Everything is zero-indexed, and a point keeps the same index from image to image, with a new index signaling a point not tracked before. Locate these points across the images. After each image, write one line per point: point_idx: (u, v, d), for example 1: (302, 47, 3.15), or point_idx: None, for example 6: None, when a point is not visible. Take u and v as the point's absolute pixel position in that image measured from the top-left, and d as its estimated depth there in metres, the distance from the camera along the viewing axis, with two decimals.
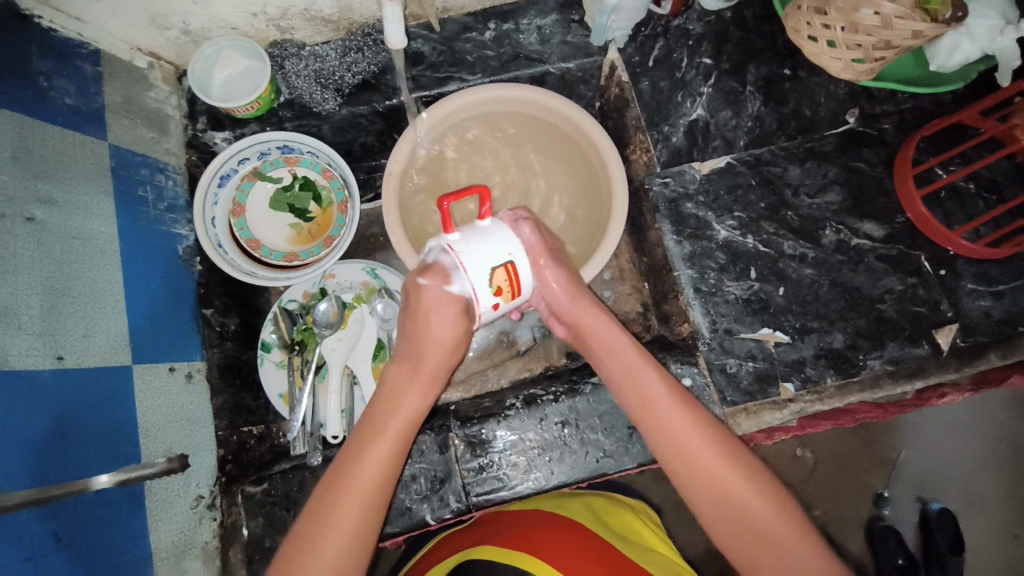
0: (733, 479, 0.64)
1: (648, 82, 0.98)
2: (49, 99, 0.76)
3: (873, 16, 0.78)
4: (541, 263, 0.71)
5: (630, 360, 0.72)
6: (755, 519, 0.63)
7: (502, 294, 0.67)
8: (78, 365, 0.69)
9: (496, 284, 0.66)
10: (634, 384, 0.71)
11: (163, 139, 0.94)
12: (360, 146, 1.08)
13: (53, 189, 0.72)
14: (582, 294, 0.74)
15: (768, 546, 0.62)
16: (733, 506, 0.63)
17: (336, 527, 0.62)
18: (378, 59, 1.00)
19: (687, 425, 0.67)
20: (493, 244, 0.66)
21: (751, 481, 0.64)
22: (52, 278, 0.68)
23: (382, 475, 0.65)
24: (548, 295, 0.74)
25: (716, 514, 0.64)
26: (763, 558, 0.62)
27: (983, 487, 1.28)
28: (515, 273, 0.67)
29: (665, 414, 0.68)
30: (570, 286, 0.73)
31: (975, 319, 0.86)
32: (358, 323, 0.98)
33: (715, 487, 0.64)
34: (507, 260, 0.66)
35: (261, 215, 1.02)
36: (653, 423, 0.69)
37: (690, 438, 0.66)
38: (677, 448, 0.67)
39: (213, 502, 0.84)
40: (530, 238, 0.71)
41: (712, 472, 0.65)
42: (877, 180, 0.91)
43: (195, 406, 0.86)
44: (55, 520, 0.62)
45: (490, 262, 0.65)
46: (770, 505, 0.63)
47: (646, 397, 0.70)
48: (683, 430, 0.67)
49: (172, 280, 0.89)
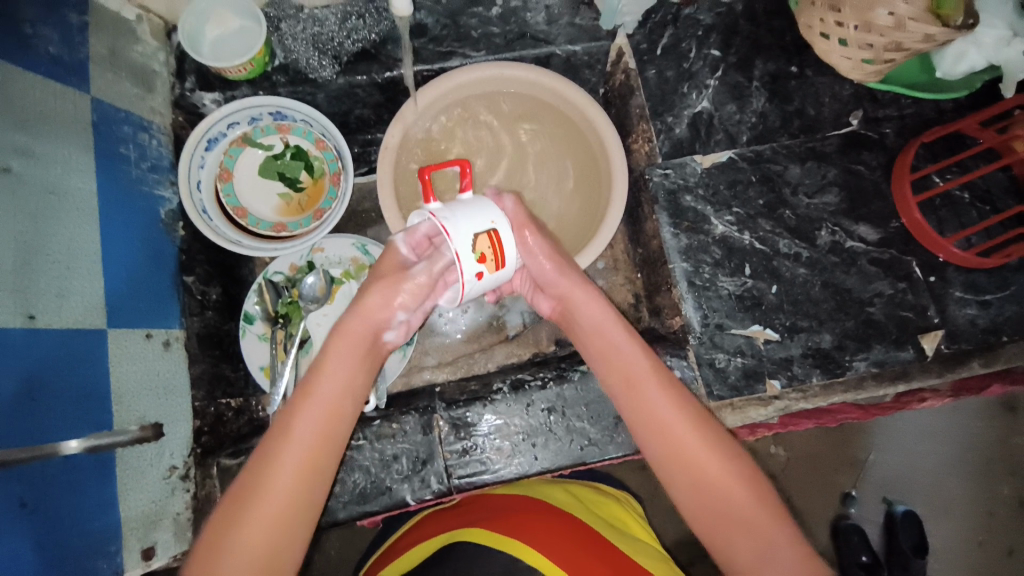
0: (711, 459, 0.64)
1: (654, 70, 0.97)
2: (32, 47, 0.72)
3: (887, 17, 0.77)
4: (525, 233, 0.68)
5: (614, 335, 0.71)
6: (729, 500, 0.63)
7: (485, 262, 0.64)
8: (50, 325, 0.66)
9: (480, 251, 0.63)
10: (617, 362, 0.70)
11: (148, 97, 0.89)
12: (355, 118, 1.06)
13: (30, 140, 0.68)
14: (569, 268, 0.72)
15: (740, 528, 0.62)
16: (707, 486, 0.64)
17: (258, 511, 0.56)
18: (379, 27, 0.95)
19: (668, 404, 0.67)
20: (477, 212, 0.64)
21: (727, 463, 0.65)
22: (26, 234, 0.65)
23: (313, 455, 0.60)
24: (534, 267, 0.71)
25: (691, 493, 0.64)
26: (735, 539, 0.62)
27: (948, 493, 1.32)
28: (499, 242, 0.64)
29: (647, 391, 0.68)
30: (557, 259, 0.71)
31: (960, 326, 0.87)
32: (345, 298, 0.96)
33: (692, 467, 0.64)
34: (490, 227, 0.64)
35: (249, 182, 0.99)
36: (633, 400, 0.68)
37: (670, 417, 0.66)
38: (656, 426, 0.67)
39: (188, 473, 0.82)
40: (513, 211, 0.68)
41: (688, 451, 0.65)
42: (874, 184, 0.92)
43: (173, 374, 0.83)
44: (21, 485, 0.59)
45: (474, 228, 0.62)
46: (744, 487, 0.63)
47: (628, 374, 0.69)
48: (665, 408, 0.67)
49: (153, 243, 0.85)
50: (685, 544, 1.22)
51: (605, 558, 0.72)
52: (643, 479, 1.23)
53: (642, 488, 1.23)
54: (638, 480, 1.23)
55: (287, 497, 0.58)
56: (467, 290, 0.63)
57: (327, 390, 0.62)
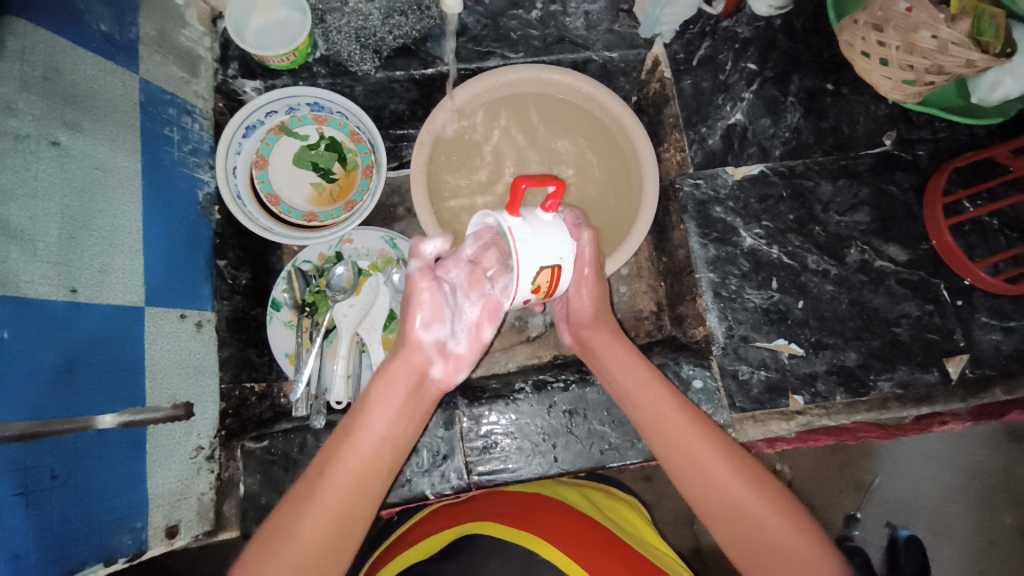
0: (743, 488, 0.64)
1: (690, 80, 0.97)
2: (85, 23, 0.73)
3: (930, 40, 0.77)
4: (584, 270, 0.75)
5: (638, 372, 0.75)
6: (764, 528, 0.62)
7: (537, 292, 0.65)
8: (90, 299, 0.67)
9: (538, 282, 0.64)
10: (642, 398, 0.73)
11: (193, 80, 0.91)
12: (389, 113, 1.07)
13: (80, 116, 0.69)
14: (604, 309, 0.79)
15: (774, 553, 0.60)
16: (743, 515, 0.63)
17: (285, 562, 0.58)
18: (423, 24, 0.97)
19: (691, 434, 0.69)
20: (553, 241, 0.63)
21: (759, 488, 0.64)
22: (72, 208, 0.66)
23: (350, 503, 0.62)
24: (576, 303, 0.79)
25: (727, 523, 0.64)
26: (774, 565, 0.60)
27: (952, 520, 1.31)
28: (558, 276, 0.66)
29: (670, 426, 0.70)
30: (597, 299, 0.78)
31: (984, 352, 0.87)
32: (372, 290, 0.96)
33: (724, 496, 0.64)
34: (556, 263, 0.64)
35: (284, 171, 1.00)
36: (661, 436, 0.70)
37: (693, 445, 0.68)
38: (683, 455, 0.68)
39: (213, 454, 0.82)
40: (586, 246, 0.74)
41: (719, 481, 0.65)
42: (906, 205, 0.91)
43: (204, 354, 0.84)
44: (53, 456, 0.60)
45: (541, 260, 0.63)
46: (776, 511, 0.63)
47: (656, 415, 0.71)
48: (689, 441, 0.68)
49: (190, 225, 0.86)
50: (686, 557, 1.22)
51: (620, 557, 0.72)
52: (646, 488, 1.23)
53: (647, 495, 1.23)
54: (641, 490, 1.23)
55: (319, 542, 0.60)
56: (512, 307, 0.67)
57: (375, 433, 0.67)
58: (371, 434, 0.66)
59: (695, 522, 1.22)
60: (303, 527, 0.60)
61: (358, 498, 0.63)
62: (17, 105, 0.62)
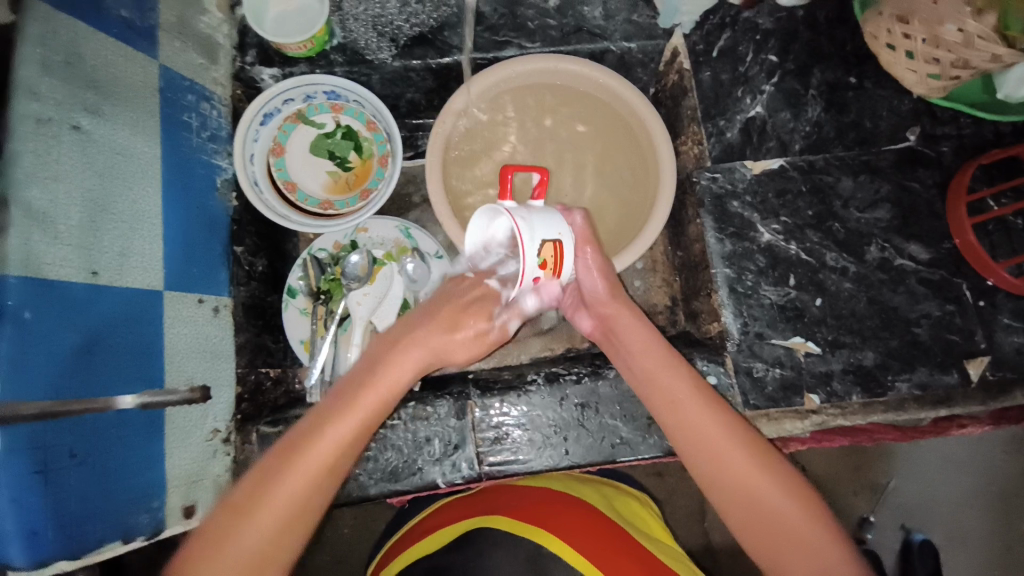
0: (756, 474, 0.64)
1: (709, 72, 0.96)
2: (106, 9, 0.74)
3: (956, 34, 0.75)
4: (586, 249, 0.74)
5: (655, 352, 0.73)
6: (774, 513, 0.63)
7: (545, 268, 0.65)
8: (110, 282, 0.68)
9: (543, 257, 0.65)
10: (657, 381, 0.71)
11: (211, 67, 0.91)
12: (405, 102, 1.07)
13: (101, 101, 0.70)
14: (615, 287, 0.77)
15: (791, 542, 0.61)
16: (756, 500, 0.64)
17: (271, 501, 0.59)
18: (439, 13, 0.96)
19: (711, 421, 0.67)
20: (548, 219, 0.66)
21: (774, 476, 0.64)
22: (92, 192, 0.67)
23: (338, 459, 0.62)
24: (587, 281, 0.76)
25: (737, 506, 0.64)
26: (783, 548, 0.62)
27: (968, 525, 1.29)
28: (562, 252, 0.67)
29: (687, 411, 0.68)
30: (608, 278, 0.76)
31: (1006, 354, 0.85)
32: (387, 279, 0.96)
33: (737, 481, 0.64)
34: (557, 237, 0.66)
35: (300, 159, 1.01)
36: (678, 422, 0.69)
37: (712, 433, 0.67)
38: (704, 444, 0.66)
39: (228, 437, 0.84)
40: (581, 225, 0.74)
41: (733, 467, 0.65)
42: (928, 203, 0.89)
43: (220, 339, 0.85)
44: (74, 437, 0.61)
45: (543, 233, 0.64)
46: (789, 497, 0.63)
47: (671, 397, 0.70)
48: (705, 425, 0.67)
49: (208, 212, 0.87)
50: (695, 553, 1.22)
51: (628, 551, 0.72)
52: (656, 483, 1.23)
53: (657, 490, 1.23)
54: (652, 485, 1.23)
55: (301, 496, 0.60)
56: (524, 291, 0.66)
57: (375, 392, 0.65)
58: (373, 396, 0.64)
59: (705, 518, 1.22)
60: (286, 484, 0.59)
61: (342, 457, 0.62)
62: (39, 88, 0.63)
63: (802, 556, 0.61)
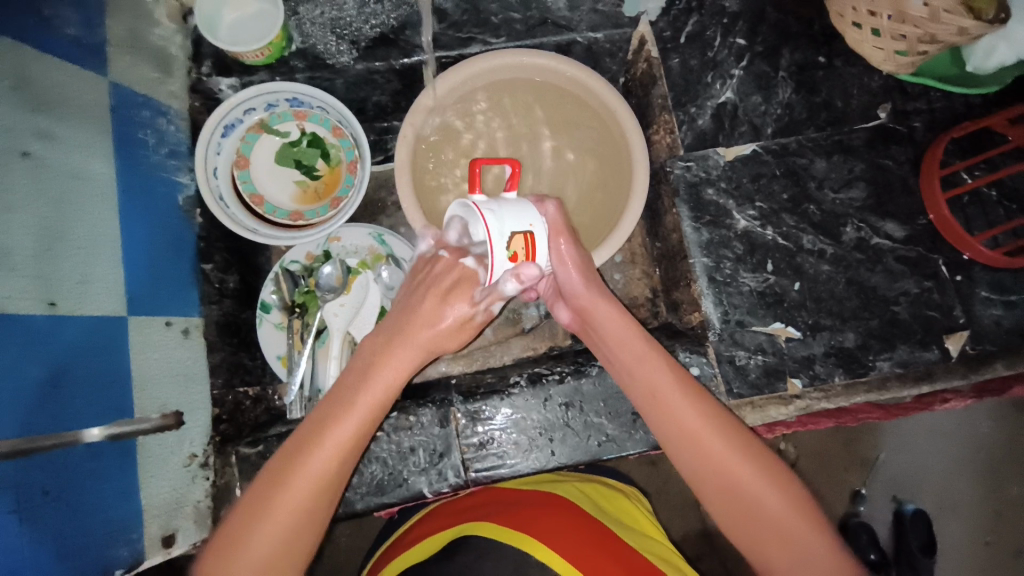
0: (744, 469, 0.63)
1: (678, 59, 0.94)
2: (51, 28, 0.71)
3: (922, 8, 0.74)
4: (559, 240, 0.70)
5: (636, 347, 0.71)
6: (761, 505, 0.62)
7: (516, 261, 0.63)
8: (72, 312, 0.66)
9: (513, 249, 0.63)
10: (639, 373, 0.70)
11: (167, 81, 0.88)
12: (372, 105, 1.03)
13: (52, 123, 0.67)
14: (593, 276, 0.73)
15: (775, 532, 0.61)
16: (745, 497, 0.63)
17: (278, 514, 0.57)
18: (399, 12, 0.94)
19: (693, 411, 0.66)
20: (519, 212, 0.64)
21: (757, 466, 0.64)
22: (48, 220, 0.65)
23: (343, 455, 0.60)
24: (562, 275, 0.73)
25: (724, 500, 0.64)
26: (772, 543, 0.61)
27: (959, 494, 1.31)
28: (534, 244, 0.65)
29: (670, 402, 0.67)
30: (584, 268, 0.73)
31: (985, 327, 0.85)
32: (363, 288, 0.94)
33: (725, 476, 0.64)
34: (528, 228, 0.64)
35: (266, 169, 0.98)
36: (660, 413, 0.68)
37: (693, 422, 0.66)
38: (685, 436, 0.66)
39: (206, 461, 0.82)
40: (554, 216, 0.70)
41: (722, 463, 0.64)
42: (902, 179, 0.89)
43: (193, 362, 0.84)
44: (44, 473, 0.60)
45: (513, 224, 0.63)
46: (779, 492, 0.62)
47: (656, 394, 0.68)
48: (692, 419, 0.66)
49: (172, 231, 0.85)
50: (691, 540, 1.22)
51: (613, 553, 0.72)
52: (648, 473, 1.23)
53: (650, 481, 1.23)
54: (644, 475, 1.23)
55: (305, 506, 0.58)
56: (494, 284, 0.63)
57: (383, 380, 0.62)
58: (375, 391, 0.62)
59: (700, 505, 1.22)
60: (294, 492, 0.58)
61: (349, 457, 0.61)
62: None
63: (793, 552, 0.60)
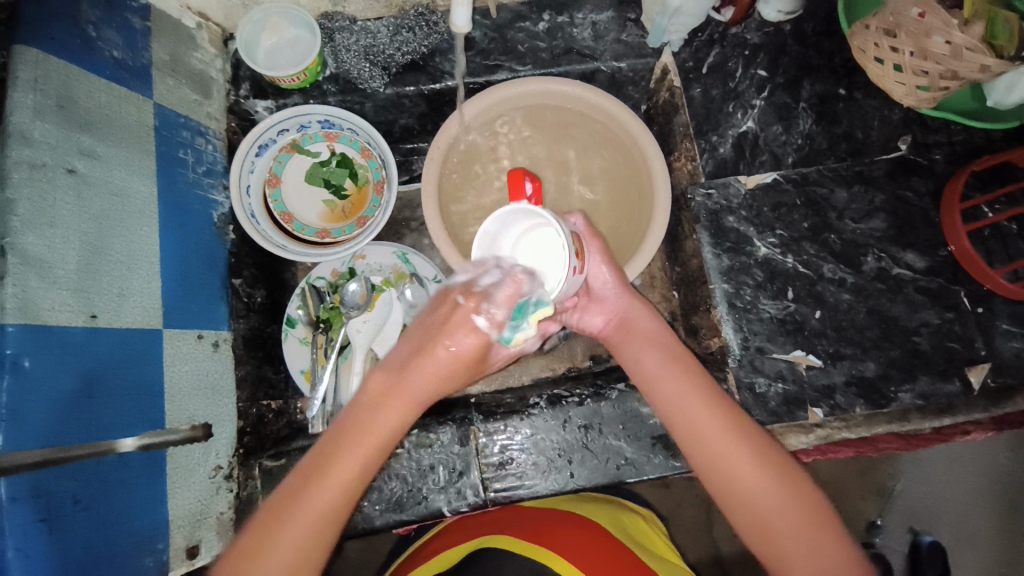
0: (768, 482, 0.64)
1: (700, 89, 0.96)
2: (97, 50, 0.74)
3: (944, 46, 0.76)
4: (592, 248, 0.76)
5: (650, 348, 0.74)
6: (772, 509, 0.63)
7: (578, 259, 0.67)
8: (109, 324, 0.68)
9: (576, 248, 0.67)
10: (656, 376, 0.72)
11: (206, 102, 0.92)
12: (399, 128, 1.08)
13: (95, 142, 0.70)
14: (625, 282, 0.78)
15: (790, 536, 0.62)
16: (769, 510, 0.63)
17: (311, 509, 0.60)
18: (430, 40, 0.97)
19: (704, 411, 0.68)
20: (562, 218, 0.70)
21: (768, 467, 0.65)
22: (90, 234, 0.67)
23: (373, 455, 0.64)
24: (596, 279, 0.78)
25: (748, 513, 0.64)
26: (791, 553, 0.61)
27: (976, 526, 1.28)
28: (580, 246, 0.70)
29: (683, 404, 0.69)
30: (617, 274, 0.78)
31: (1006, 360, 0.85)
32: (385, 306, 0.97)
33: (750, 491, 0.64)
34: (574, 232, 0.70)
35: (297, 188, 1.01)
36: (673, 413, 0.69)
37: (704, 421, 0.67)
38: (696, 436, 0.67)
39: (231, 473, 0.84)
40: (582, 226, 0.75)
41: (745, 477, 0.64)
42: (923, 212, 0.90)
43: (221, 374, 0.86)
44: (75, 482, 0.61)
45: (568, 227, 0.68)
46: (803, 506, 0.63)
47: (684, 411, 0.69)
48: (702, 419, 0.67)
49: (206, 246, 0.88)
50: (705, 566, 1.20)
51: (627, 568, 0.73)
52: (663, 497, 1.22)
53: (663, 505, 1.22)
54: (659, 498, 1.22)
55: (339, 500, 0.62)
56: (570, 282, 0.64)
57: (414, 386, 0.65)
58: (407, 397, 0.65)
59: (713, 530, 1.21)
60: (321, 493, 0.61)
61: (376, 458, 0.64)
62: (32, 134, 0.63)
63: (814, 561, 0.60)
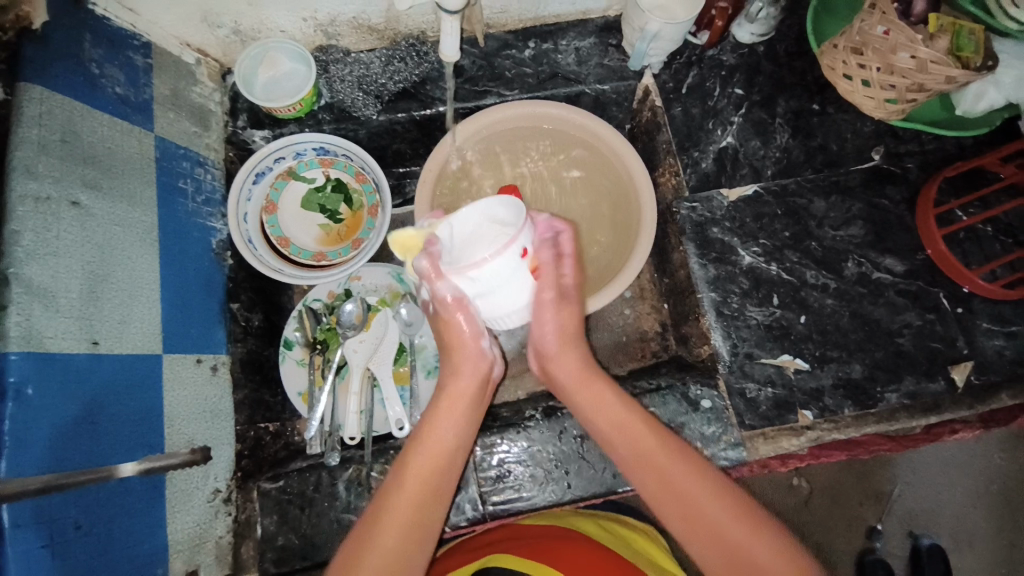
0: (712, 503, 0.67)
1: (680, 108, 1.01)
2: (100, 87, 0.77)
3: (908, 61, 0.80)
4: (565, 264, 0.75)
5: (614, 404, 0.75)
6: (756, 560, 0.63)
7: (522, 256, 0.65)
8: (111, 351, 0.69)
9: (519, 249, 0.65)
10: (626, 435, 0.73)
11: (204, 134, 0.95)
12: (392, 152, 1.12)
13: (98, 175, 0.73)
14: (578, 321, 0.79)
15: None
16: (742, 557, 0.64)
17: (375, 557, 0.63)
18: (421, 69, 1.01)
19: (682, 470, 0.70)
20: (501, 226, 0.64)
21: (744, 519, 0.65)
22: (92, 264, 0.69)
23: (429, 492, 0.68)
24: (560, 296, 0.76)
25: (703, 542, 0.66)
26: None
27: (975, 527, 1.29)
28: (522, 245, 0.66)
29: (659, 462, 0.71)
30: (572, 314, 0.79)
31: (989, 358, 0.87)
32: (382, 325, 0.99)
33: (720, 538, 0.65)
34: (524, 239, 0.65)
35: (292, 214, 1.04)
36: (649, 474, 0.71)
37: (679, 482, 0.69)
38: (675, 499, 0.68)
39: (229, 496, 0.84)
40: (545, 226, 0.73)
41: (697, 503, 0.67)
42: (899, 218, 0.93)
43: (220, 398, 0.87)
44: (78, 508, 0.61)
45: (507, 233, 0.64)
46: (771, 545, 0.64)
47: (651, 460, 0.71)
48: (682, 479, 0.69)
49: (205, 273, 0.90)
50: None
51: None
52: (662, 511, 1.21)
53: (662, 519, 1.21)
54: None
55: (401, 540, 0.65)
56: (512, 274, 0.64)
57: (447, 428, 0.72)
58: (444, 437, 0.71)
59: None
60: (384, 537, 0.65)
61: (435, 491, 0.69)
62: (38, 168, 0.65)
63: None
